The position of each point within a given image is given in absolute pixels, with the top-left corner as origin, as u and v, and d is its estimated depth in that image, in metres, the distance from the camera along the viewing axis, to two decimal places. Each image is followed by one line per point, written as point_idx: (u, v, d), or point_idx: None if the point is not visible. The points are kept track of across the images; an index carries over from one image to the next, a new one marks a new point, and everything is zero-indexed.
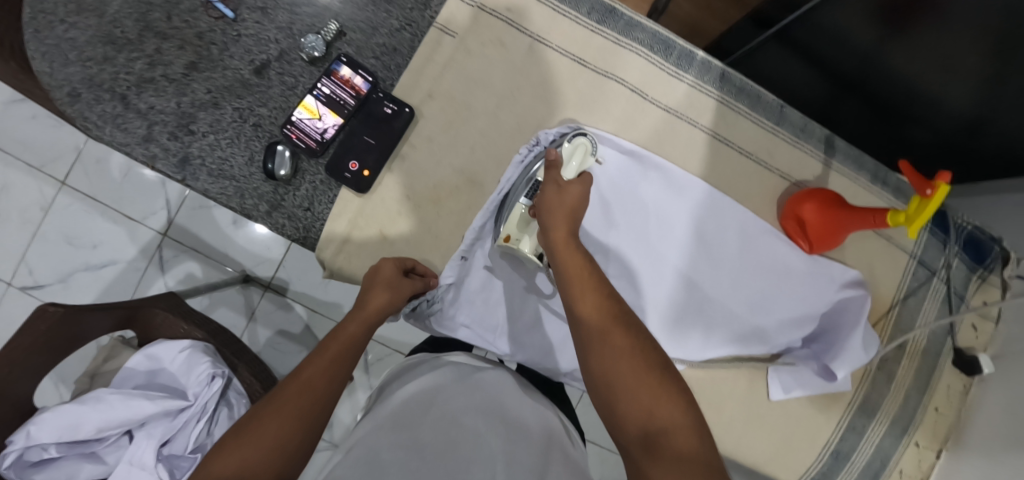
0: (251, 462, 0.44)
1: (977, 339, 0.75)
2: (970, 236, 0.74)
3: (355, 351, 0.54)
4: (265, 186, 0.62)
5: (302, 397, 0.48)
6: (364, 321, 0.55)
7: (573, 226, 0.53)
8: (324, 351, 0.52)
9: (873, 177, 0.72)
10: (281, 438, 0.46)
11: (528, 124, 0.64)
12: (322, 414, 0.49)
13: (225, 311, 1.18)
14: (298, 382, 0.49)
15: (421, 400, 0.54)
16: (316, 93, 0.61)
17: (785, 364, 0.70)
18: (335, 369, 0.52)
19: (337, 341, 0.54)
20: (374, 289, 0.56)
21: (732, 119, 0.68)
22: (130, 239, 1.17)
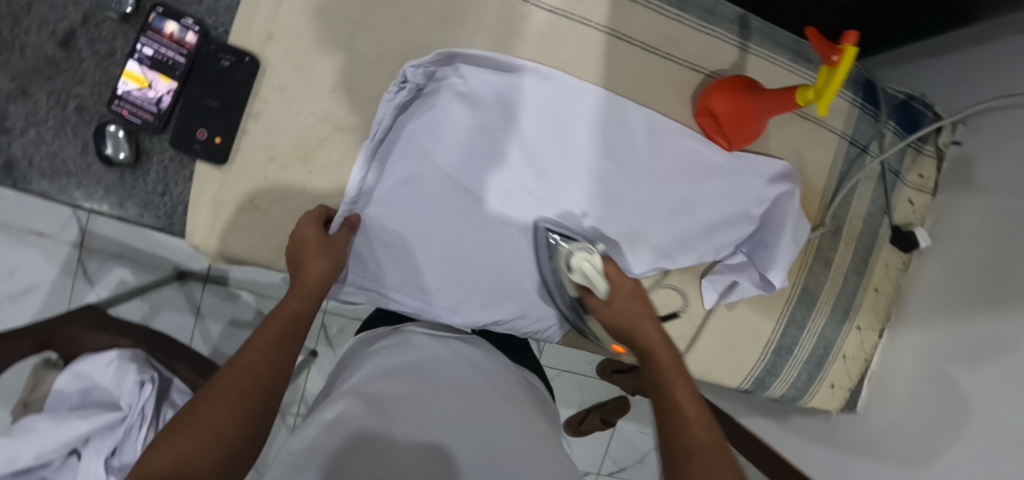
0: (193, 459, 0.35)
1: (914, 213, 0.72)
2: (903, 106, 0.69)
3: (300, 328, 0.48)
4: (109, 175, 0.54)
5: (243, 381, 0.41)
6: (306, 295, 0.50)
7: (659, 331, 0.53)
8: (264, 331, 0.46)
9: (795, 54, 0.65)
10: (222, 430, 0.38)
11: (391, 53, 0.56)
12: (272, 400, 0.42)
13: (169, 315, 1.02)
14: (235, 368, 0.42)
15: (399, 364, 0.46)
16: (138, 57, 0.52)
17: (719, 275, 0.67)
18: (279, 346, 0.45)
19: (278, 319, 0.47)
20: (310, 258, 0.51)
21: (628, 11, 0.60)
22: (46, 260, 0.98)
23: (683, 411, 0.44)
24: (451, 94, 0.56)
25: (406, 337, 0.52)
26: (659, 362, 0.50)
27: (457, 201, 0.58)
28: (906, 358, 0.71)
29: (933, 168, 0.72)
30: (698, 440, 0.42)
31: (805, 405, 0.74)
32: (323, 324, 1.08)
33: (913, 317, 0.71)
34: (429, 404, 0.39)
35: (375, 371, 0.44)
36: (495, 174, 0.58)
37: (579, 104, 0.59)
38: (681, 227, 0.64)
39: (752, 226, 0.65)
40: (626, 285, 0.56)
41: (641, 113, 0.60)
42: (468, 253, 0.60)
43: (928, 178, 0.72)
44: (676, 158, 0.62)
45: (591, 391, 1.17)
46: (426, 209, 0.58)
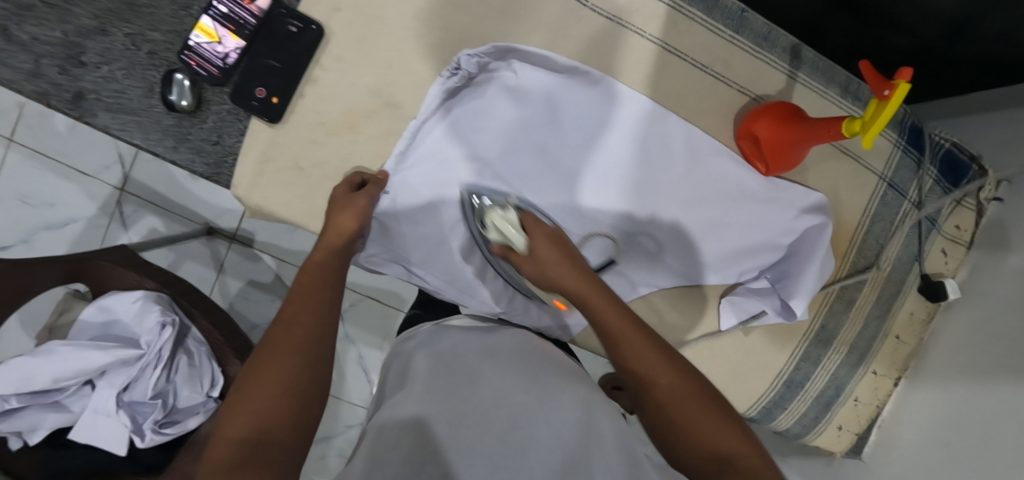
0: (264, 411, 0.42)
1: (946, 265, 0.71)
2: (947, 154, 0.69)
3: (329, 272, 0.52)
4: (168, 119, 0.56)
5: (291, 332, 0.47)
6: (332, 246, 0.54)
7: (581, 267, 0.53)
8: (299, 283, 0.51)
9: (844, 90, 0.65)
10: (288, 382, 0.43)
11: (451, 39, 0.57)
12: (319, 345, 0.47)
13: (192, 266, 1.04)
14: (282, 322, 0.47)
15: (445, 364, 0.47)
16: (212, 13, 0.55)
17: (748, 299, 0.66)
18: (315, 295, 0.50)
19: (308, 272, 0.52)
20: (337, 211, 0.54)
21: (684, 27, 0.61)
22: (87, 198, 1.01)
23: (642, 368, 0.45)
24: (501, 89, 0.57)
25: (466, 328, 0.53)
26: (595, 308, 0.50)
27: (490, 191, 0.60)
28: (920, 413, 0.69)
29: (971, 221, 0.71)
30: (664, 378, 0.44)
31: (808, 442, 0.73)
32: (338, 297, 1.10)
33: (932, 372, 0.70)
34: (502, 387, 0.43)
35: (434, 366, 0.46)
36: (530, 172, 0.60)
37: (621, 115, 0.60)
38: (708, 245, 0.64)
39: (779, 253, 0.65)
40: (544, 232, 0.55)
41: (684, 129, 0.61)
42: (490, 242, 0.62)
43: (966, 229, 0.71)
44: (712, 177, 0.62)
45: None
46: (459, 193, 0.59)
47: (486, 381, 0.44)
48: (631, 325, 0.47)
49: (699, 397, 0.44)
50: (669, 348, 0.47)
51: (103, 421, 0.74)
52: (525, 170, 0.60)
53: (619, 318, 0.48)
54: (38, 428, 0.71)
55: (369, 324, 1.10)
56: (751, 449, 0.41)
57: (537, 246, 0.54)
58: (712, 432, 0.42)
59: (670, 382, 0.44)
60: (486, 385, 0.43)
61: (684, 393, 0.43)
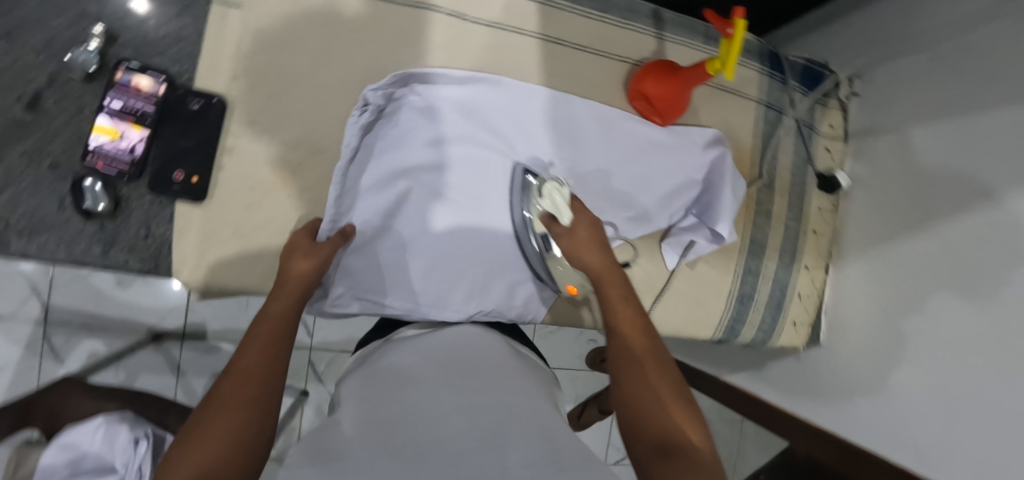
0: (217, 457, 0.36)
1: (833, 159, 0.82)
2: (805, 69, 0.79)
3: (287, 325, 0.48)
4: (90, 227, 0.55)
5: (249, 380, 0.42)
6: (291, 295, 0.51)
7: (602, 252, 0.58)
8: (252, 335, 0.46)
9: (706, 37, 0.74)
10: (242, 426, 0.38)
11: (353, 78, 0.61)
12: (280, 393, 0.43)
13: (147, 377, 0.99)
14: (235, 374, 0.42)
15: (377, 375, 0.48)
16: (107, 112, 0.55)
17: (678, 238, 0.73)
18: (274, 345, 0.46)
19: (266, 321, 0.48)
20: (297, 260, 0.54)
21: (558, 17, 0.67)
22: (9, 342, 0.95)
23: (627, 342, 0.50)
24: (412, 111, 0.61)
25: (405, 343, 0.55)
26: (608, 281, 0.56)
27: (431, 207, 0.63)
28: (854, 288, 0.78)
29: (839, 119, 0.82)
30: (636, 361, 0.48)
31: (775, 345, 0.81)
32: (310, 361, 1.08)
33: (853, 250, 0.80)
34: (431, 388, 0.43)
35: (367, 383, 0.47)
36: (460, 179, 0.64)
37: (526, 106, 0.65)
38: (637, 200, 0.70)
39: (697, 189, 0.72)
40: (586, 218, 0.61)
41: (585, 106, 0.67)
42: (444, 254, 0.64)
43: (839, 127, 0.82)
44: (619, 139, 0.69)
45: (584, 384, 1.22)
46: (402, 216, 0.62)
47: (416, 381, 0.45)
48: (635, 315, 0.52)
49: (664, 378, 0.47)
50: (654, 342, 0.50)
51: None
52: (456, 179, 0.64)
53: (630, 311, 0.53)
54: None
55: None
56: (699, 432, 0.43)
57: (574, 227, 0.60)
58: (663, 414, 0.43)
59: (634, 364, 0.48)
60: (416, 381, 0.45)
61: (647, 351, 0.49)
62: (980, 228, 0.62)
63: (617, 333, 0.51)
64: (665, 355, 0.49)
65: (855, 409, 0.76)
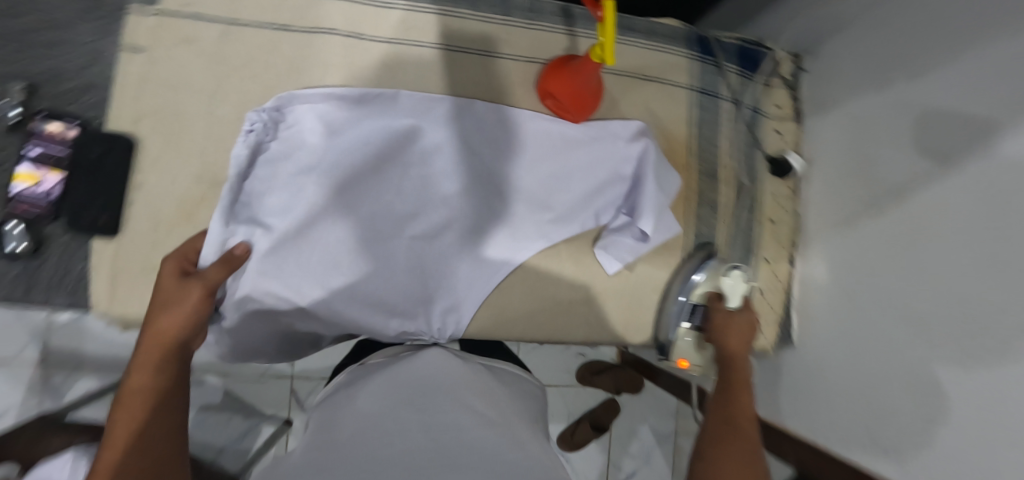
0: None
1: (784, 141, 0.75)
2: (739, 49, 0.74)
3: (155, 398, 0.46)
4: (15, 268, 0.59)
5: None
6: (151, 363, 0.47)
7: (746, 345, 0.60)
8: (120, 421, 0.45)
9: (620, 28, 0.71)
10: None
11: (252, 106, 0.63)
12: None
13: None
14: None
15: (348, 398, 0.50)
16: (27, 159, 0.59)
17: (608, 239, 0.69)
18: (147, 429, 0.44)
19: (127, 406, 0.45)
20: (154, 318, 0.49)
21: (457, 26, 0.67)
22: None
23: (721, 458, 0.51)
24: (313, 141, 0.61)
25: (375, 366, 0.56)
26: (737, 379, 0.57)
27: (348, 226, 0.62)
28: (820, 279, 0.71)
29: (786, 98, 0.76)
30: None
31: None
32: (292, 389, 1.01)
33: (814, 238, 0.73)
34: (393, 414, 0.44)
35: (336, 407, 0.49)
36: (375, 195, 0.63)
37: (427, 123, 0.64)
38: (554, 200, 0.67)
39: (626, 185, 0.67)
40: (748, 317, 0.62)
41: (490, 107, 0.66)
42: (372, 273, 0.63)
43: (787, 107, 0.75)
44: (529, 145, 0.66)
45: (575, 400, 1.11)
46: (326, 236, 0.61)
47: (374, 406, 0.46)
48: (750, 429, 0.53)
49: None
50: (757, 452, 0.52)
51: None
52: (373, 197, 0.63)
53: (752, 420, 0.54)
54: None
55: None
56: None
57: (733, 313, 0.62)
58: None
59: (734, 444, 0.52)
60: (379, 402, 0.46)
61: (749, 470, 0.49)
62: (945, 197, 0.52)
63: (726, 415, 0.54)
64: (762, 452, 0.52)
65: (827, 417, 0.66)
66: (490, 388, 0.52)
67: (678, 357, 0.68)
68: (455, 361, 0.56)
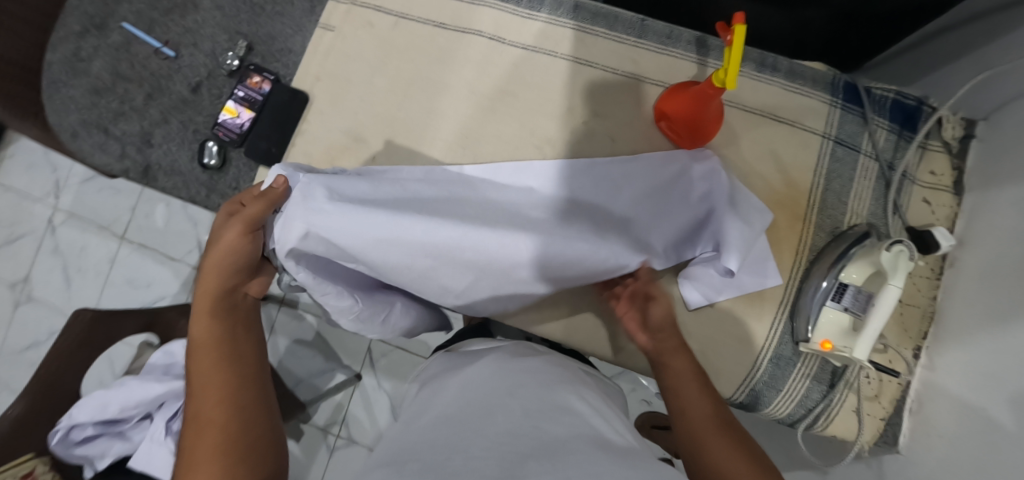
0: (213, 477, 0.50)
1: (934, 214, 0.66)
2: (895, 104, 0.67)
3: (219, 341, 0.59)
4: (203, 175, 0.76)
5: (217, 405, 0.55)
6: (205, 313, 0.60)
7: (670, 323, 0.61)
8: (197, 369, 0.57)
9: (760, 65, 0.69)
10: (223, 449, 0.52)
11: (399, 84, 0.73)
12: (246, 405, 0.56)
13: None
14: (194, 416, 0.54)
15: (445, 376, 0.62)
16: (235, 98, 0.76)
17: (693, 272, 0.64)
18: (221, 363, 0.57)
19: (200, 350, 0.58)
20: (206, 255, 0.61)
21: (591, 42, 0.71)
22: (174, 277, 1.30)
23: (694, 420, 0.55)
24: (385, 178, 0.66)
25: (463, 357, 0.65)
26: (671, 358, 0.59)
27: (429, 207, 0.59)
28: (952, 385, 0.59)
29: (947, 166, 0.66)
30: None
31: (823, 432, 0.65)
32: (369, 349, 1.22)
33: (956, 333, 0.61)
34: (478, 394, 0.54)
35: (434, 384, 0.61)
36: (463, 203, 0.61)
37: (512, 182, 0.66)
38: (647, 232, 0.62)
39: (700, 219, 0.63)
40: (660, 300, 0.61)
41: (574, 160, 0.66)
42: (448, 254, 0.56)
43: (944, 176, 0.66)
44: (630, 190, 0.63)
45: None
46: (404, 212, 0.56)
47: (466, 383, 0.57)
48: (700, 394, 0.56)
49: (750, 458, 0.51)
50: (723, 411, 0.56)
51: (156, 449, 0.86)
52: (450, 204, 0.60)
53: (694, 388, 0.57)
54: (107, 454, 0.89)
55: (400, 372, 1.20)
56: None
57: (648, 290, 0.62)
58: None
59: (717, 435, 0.53)
60: (473, 382, 0.57)
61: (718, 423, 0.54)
62: None
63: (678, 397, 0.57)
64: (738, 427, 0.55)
65: None
66: (578, 378, 0.61)
67: (819, 339, 0.61)
68: (542, 357, 0.63)
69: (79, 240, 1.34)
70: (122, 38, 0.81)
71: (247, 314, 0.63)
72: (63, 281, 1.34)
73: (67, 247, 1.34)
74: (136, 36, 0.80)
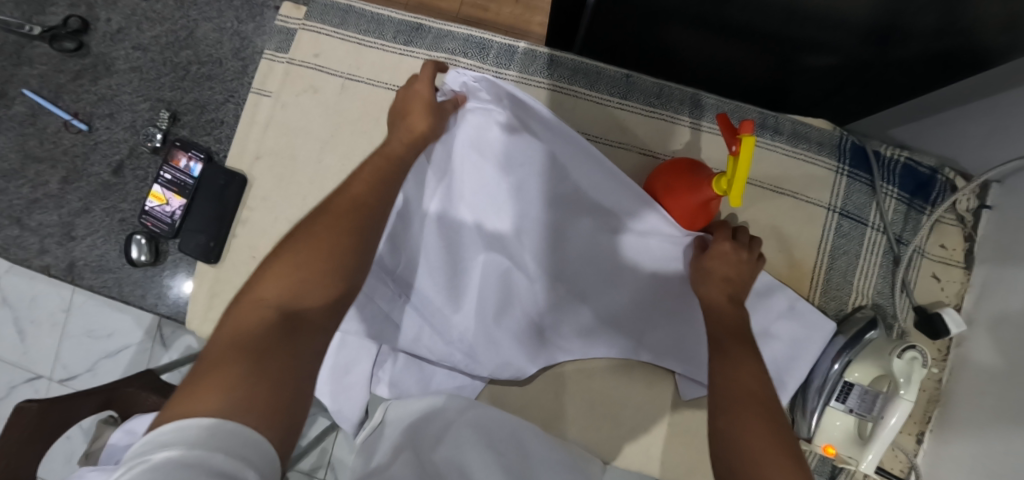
0: (302, 294, 0.42)
1: (944, 292, 0.61)
2: (906, 170, 0.62)
3: (395, 166, 0.53)
4: (136, 271, 0.67)
5: (355, 206, 0.48)
6: (408, 141, 0.54)
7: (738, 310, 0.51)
8: (365, 166, 0.52)
9: (759, 126, 0.63)
10: (305, 279, 0.42)
11: (352, 160, 0.64)
12: (348, 260, 0.45)
13: None
14: (338, 203, 0.48)
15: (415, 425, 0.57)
16: (161, 181, 0.66)
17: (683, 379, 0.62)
18: (384, 180, 0.51)
19: (381, 155, 0.53)
20: (416, 106, 0.55)
21: (569, 104, 0.64)
22: (136, 324, 1.21)
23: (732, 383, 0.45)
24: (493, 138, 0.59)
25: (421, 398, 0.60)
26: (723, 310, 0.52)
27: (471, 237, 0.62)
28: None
29: (957, 238, 0.62)
30: (748, 402, 0.43)
31: None
32: None
33: (959, 424, 0.57)
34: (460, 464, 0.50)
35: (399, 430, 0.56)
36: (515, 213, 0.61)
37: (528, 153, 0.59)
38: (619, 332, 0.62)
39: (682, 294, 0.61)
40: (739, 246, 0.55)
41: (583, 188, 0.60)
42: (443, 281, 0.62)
43: (955, 250, 0.61)
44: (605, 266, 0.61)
45: None
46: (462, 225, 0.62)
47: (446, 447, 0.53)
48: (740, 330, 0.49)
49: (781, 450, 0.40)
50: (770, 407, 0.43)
51: None
52: (497, 219, 0.61)
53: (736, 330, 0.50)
54: None
55: None
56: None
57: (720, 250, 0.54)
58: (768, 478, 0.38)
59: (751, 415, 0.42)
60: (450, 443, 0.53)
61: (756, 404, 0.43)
62: None
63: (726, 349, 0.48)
64: (784, 416, 0.43)
65: None
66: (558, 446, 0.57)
67: (820, 442, 0.57)
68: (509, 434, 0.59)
69: (28, 288, 1.24)
70: (24, 109, 0.70)
71: (393, 162, 0.53)
72: (16, 334, 1.24)
73: (16, 296, 1.24)
74: (41, 106, 0.70)
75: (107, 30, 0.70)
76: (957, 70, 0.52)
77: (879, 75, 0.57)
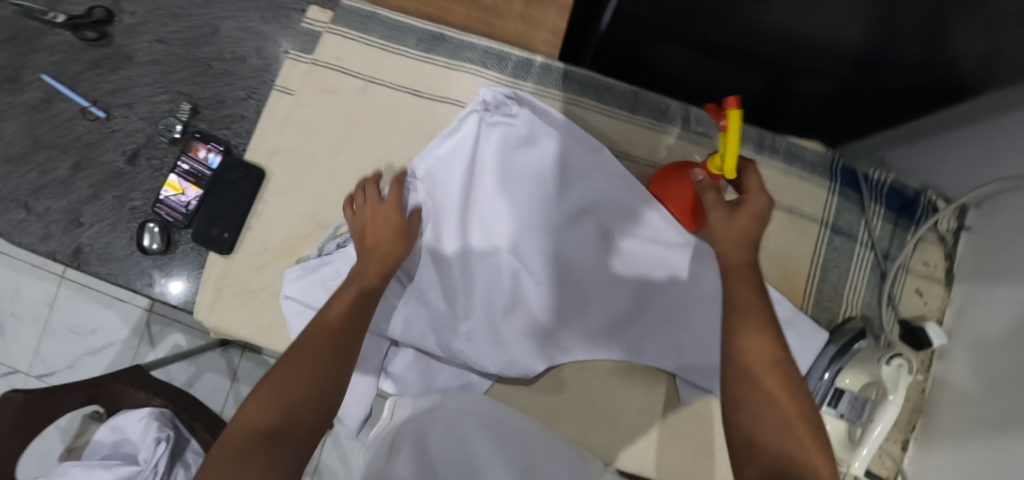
0: (282, 417, 0.46)
1: (927, 306, 0.65)
2: (892, 191, 0.66)
3: (370, 293, 0.57)
4: (144, 260, 0.67)
5: (331, 339, 0.52)
6: (378, 263, 0.59)
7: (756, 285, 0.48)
8: (342, 294, 0.56)
9: (759, 145, 0.67)
10: (286, 402, 0.47)
11: (369, 159, 0.66)
12: (325, 386, 0.50)
13: (209, 377, 1.15)
14: (317, 332, 0.52)
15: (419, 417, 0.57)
16: (178, 171, 0.67)
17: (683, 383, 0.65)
18: (358, 306, 0.56)
19: (354, 285, 0.57)
20: (381, 223, 0.60)
21: (581, 116, 0.67)
22: (122, 321, 1.19)
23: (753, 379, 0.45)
24: (506, 143, 0.64)
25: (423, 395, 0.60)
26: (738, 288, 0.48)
27: (474, 243, 0.64)
28: None
29: (939, 256, 0.65)
30: (774, 401, 0.44)
31: None
32: None
33: (941, 432, 0.60)
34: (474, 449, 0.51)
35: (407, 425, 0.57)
36: (519, 217, 0.64)
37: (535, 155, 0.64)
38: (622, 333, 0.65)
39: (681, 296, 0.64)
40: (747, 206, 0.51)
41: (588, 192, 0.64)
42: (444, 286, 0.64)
43: (937, 266, 0.65)
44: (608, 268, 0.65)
45: None
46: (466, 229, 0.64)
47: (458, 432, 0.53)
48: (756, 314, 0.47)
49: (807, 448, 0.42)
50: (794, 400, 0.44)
51: None
52: (502, 223, 0.64)
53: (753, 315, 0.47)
54: None
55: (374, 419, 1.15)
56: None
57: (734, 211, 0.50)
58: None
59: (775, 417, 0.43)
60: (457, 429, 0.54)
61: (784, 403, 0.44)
62: None
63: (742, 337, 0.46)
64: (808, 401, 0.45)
65: None
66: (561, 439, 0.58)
67: None
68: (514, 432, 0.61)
69: (11, 280, 1.20)
70: (39, 94, 0.70)
71: (365, 290, 0.57)
72: None
73: None
74: (58, 92, 0.70)
75: (130, 22, 0.72)
76: (941, 101, 0.57)
77: (869, 101, 0.62)
